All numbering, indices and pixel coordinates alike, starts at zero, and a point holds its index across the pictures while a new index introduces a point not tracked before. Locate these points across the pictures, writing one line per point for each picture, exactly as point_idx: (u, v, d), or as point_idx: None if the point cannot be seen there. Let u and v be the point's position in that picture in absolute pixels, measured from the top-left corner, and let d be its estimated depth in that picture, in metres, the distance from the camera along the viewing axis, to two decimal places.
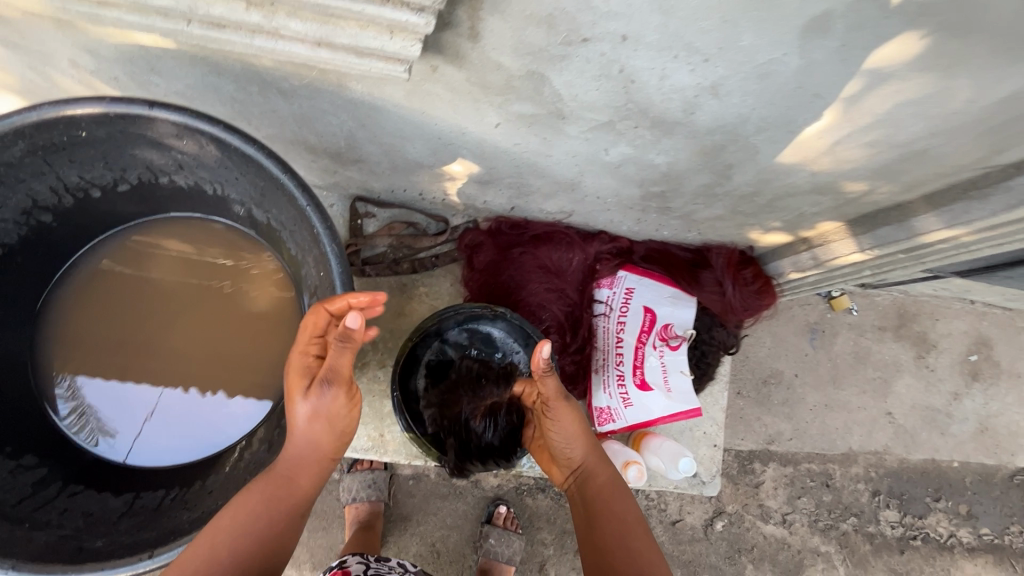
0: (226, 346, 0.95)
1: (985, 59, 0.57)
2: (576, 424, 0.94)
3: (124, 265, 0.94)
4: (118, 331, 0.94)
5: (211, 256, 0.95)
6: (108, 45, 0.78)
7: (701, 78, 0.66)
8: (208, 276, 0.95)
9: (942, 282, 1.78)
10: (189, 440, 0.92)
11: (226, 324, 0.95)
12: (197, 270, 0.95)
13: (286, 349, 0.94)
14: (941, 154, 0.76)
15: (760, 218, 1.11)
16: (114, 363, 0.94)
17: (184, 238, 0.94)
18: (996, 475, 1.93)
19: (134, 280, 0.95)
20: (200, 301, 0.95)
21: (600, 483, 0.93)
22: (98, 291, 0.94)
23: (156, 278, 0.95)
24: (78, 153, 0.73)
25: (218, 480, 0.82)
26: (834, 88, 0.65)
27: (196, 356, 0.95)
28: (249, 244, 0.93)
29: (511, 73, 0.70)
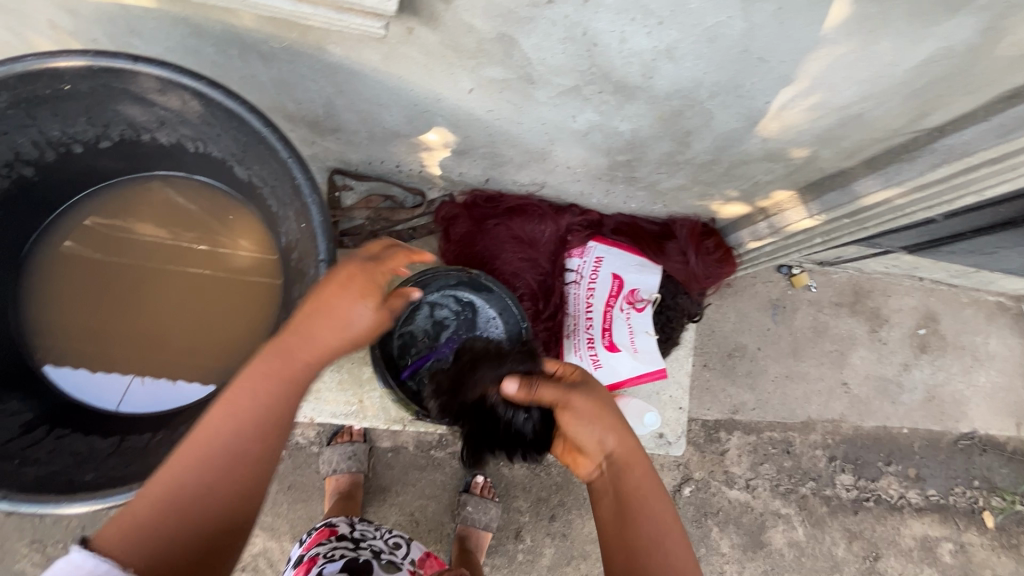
0: (206, 315, 0.96)
1: (902, 23, 0.64)
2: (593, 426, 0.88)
3: (100, 252, 0.95)
4: (96, 314, 0.95)
5: (185, 235, 0.97)
6: (89, 5, 0.80)
7: (657, 41, 0.72)
8: (183, 253, 0.97)
9: (892, 259, 1.90)
10: (177, 393, 0.92)
11: (204, 297, 0.96)
12: (172, 250, 0.97)
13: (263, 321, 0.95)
14: (874, 118, 0.84)
15: (720, 188, 1.18)
16: (93, 349, 0.94)
17: (158, 218, 0.96)
18: (942, 440, 2.07)
19: (110, 266, 0.96)
20: (173, 278, 0.97)
21: (633, 480, 0.87)
22: (77, 278, 0.95)
23: (131, 261, 0.96)
24: (62, 106, 0.75)
25: None
26: (775, 52, 0.71)
27: (177, 326, 0.95)
28: (228, 211, 0.95)
29: (482, 36, 0.75)
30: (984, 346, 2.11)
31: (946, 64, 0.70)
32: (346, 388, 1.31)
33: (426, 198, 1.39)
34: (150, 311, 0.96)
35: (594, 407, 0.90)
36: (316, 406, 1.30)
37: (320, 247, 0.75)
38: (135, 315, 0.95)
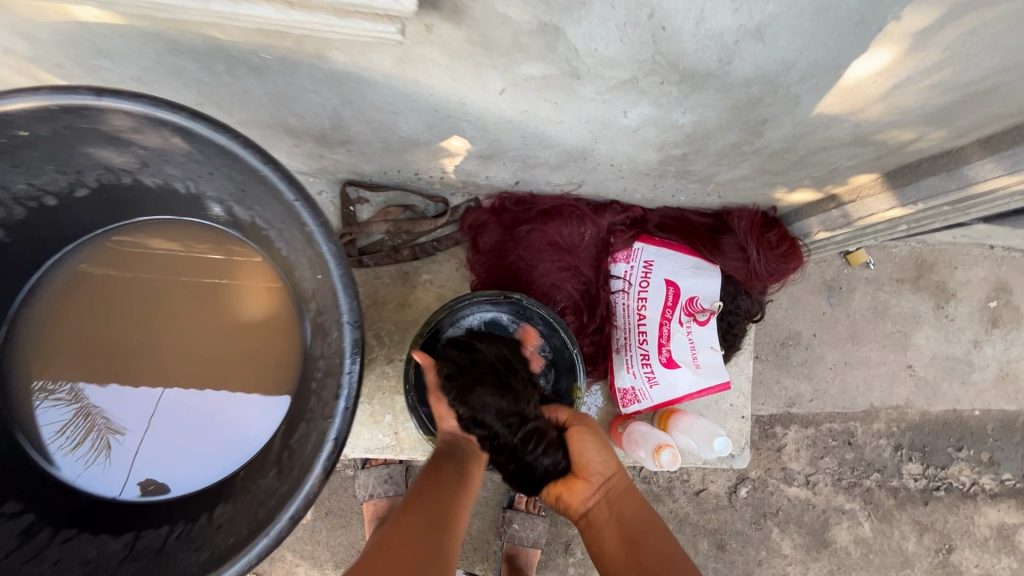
0: (211, 354, 0.82)
1: None
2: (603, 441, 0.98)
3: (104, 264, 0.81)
4: (101, 343, 0.82)
5: (199, 255, 0.81)
6: (47, 27, 0.67)
7: (744, 18, 0.56)
8: (192, 275, 0.82)
9: (963, 229, 1.71)
10: (217, 438, 0.79)
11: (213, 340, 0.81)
12: (179, 274, 0.82)
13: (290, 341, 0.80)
14: (1010, 91, 0.67)
15: (789, 176, 1.02)
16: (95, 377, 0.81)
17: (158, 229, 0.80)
18: (1017, 421, 1.91)
19: (115, 280, 0.82)
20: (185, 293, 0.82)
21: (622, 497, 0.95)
22: (79, 299, 0.81)
23: (139, 276, 0.82)
24: (21, 155, 0.62)
25: (224, 513, 0.66)
26: (902, 20, 0.55)
27: (183, 365, 0.81)
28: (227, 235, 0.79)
29: (519, 27, 0.60)
30: None
31: None
32: (379, 419, 1.21)
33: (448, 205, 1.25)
34: (157, 344, 0.82)
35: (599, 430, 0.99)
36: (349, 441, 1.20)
37: (343, 308, 0.60)
38: (140, 347, 0.82)
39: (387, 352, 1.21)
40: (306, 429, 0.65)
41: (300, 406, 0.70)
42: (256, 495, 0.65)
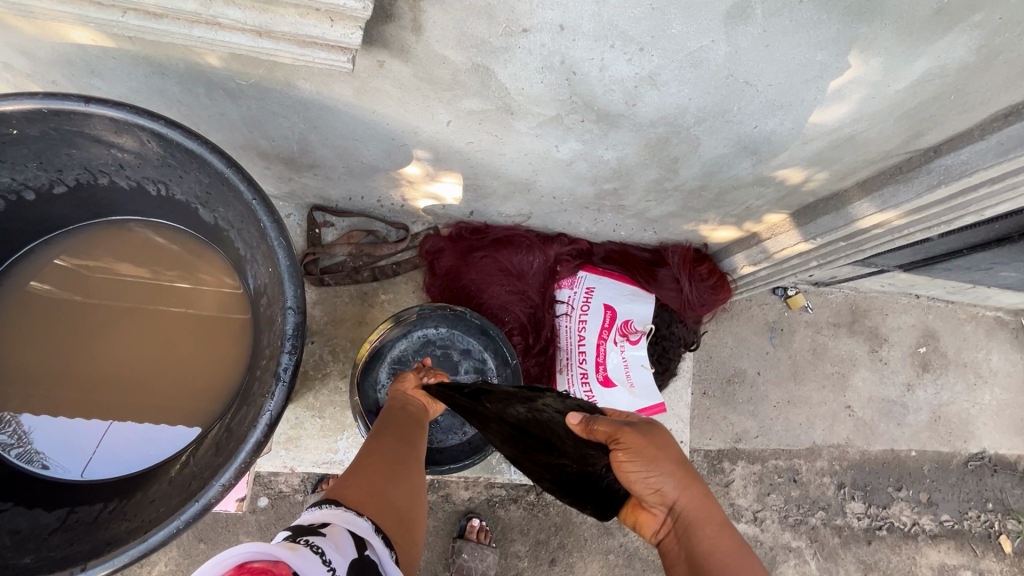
0: (167, 378, 0.86)
1: (893, 43, 0.61)
2: (663, 461, 0.77)
3: (79, 259, 0.87)
4: (63, 361, 0.85)
5: (163, 283, 0.88)
6: (44, 45, 0.75)
7: (639, 68, 0.69)
8: (153, 306, 0.88)
9: (888, 278, 1.88)
10: (130, 453, 0.82)
11: (189, 360, 0.86)
12: (158, 297, 0.88)
13: (227, 354, 0.86)
14: (868, 140, 0.81)
15: (709, 213, 1.15)
16: (42, 404, 0.84)
17: (127, 258, 0.88)
18: (952, 462, 2.02)
19: (83, 310, 0.87)
20: (133, 317, 0.87)
21: (700, 525, 0.76)
22: (45, 324, 0.86)
23: (108, 307, 0.87)
24: (10, 151, 0.69)
25: (162, 488, 0.69)
26: (761, 76, 0.68)
27: (129, 387, 0.85)
28: (193, 262, 0.88)
29: (456, 67, 0.71)
30: (986, 362, 2.12)
31: (942, 82, 0.66)
32: (330, 433, 1.24)
33: (410, 231, 1.33)
34: (95, 373, 0.85)
35: (654, 448, 0.77)
36: (297, 455, 1.23)
37: (287, 296, 0.68)
38: (91, 360, 0.85)
39: (341, 367, 1.26)
40: (244, 413, 0.69)
41: (241, 393, 0.74)
42: (193, 472, 0.68)
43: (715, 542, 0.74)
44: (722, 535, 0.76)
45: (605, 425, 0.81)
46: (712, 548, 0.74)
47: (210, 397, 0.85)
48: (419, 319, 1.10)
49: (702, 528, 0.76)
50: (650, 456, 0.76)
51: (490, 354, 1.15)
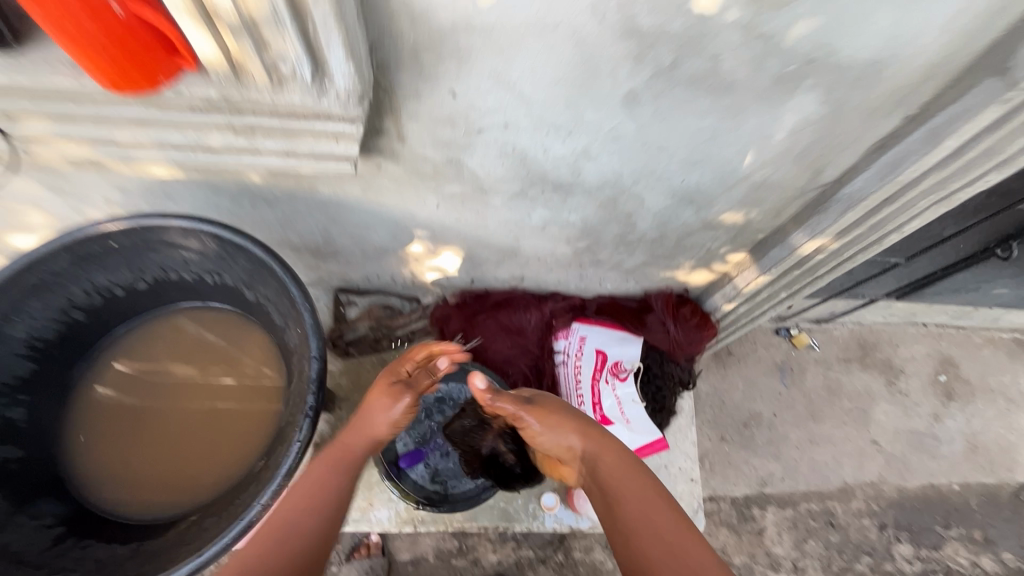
0: (223, 433, 1.05)
1: (759, 107, 0.78)
2: (558, 419, 0.93)
3: (153, 341, 1.09)
4: (140, 425, 1.05)
5: (216, 355, 1.09)
6: (135, 182, 1.01)
7: (572, 146, 0.88)
8: (208, 374, 1.08)
9: (886, 308, 1.94)
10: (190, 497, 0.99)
11: (225, 436, 1.04)
12: (213, 367, 1.08)
13: (268, 409, 1.04)
14: (781, 180, 0.96)
15: (678, 259, 1.30)
16: (117, 462, 1.03)
17: (190, 337, 1.09)
18: (1002, 494, 1.92)
19: (155, 382, 1.07)
20: (194, 385, 1.07)
21: (608, 467, 0.89)
22: (125, 395, 1.06)
23: (174, 378, 1.08)
24: (109, 259, 0.92)
25: (215, 518, 0.83)
26: (669, 141, 0.87)
27: (192, 441, 1.04)
28: (241, 336, 1.08)
29: (435, 162, 0.93)
30: (1014, 385, 2.08)
31: (814, 129, 0.83)
32: (358, 492, 1.36)
33: (421, 303, 1.53)
34: (160, 435, 1.05)
35: (546, 413, 0.93)
36: None
37: (313, 347, 0.86)
38: (162, 423, 1.05)
39: None
40: (280, 447, 0.85)
41: (278, 434, 0.90)
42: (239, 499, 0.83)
43: (620, 477, 0.88)
44: (616, 452, 0.91)
45: (499, 395, 0.94)
46: (614, 471, 0.89)
47: (242, 465, 1.01)
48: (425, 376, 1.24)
49: (605, 459, 0.90)
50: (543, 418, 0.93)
51: None
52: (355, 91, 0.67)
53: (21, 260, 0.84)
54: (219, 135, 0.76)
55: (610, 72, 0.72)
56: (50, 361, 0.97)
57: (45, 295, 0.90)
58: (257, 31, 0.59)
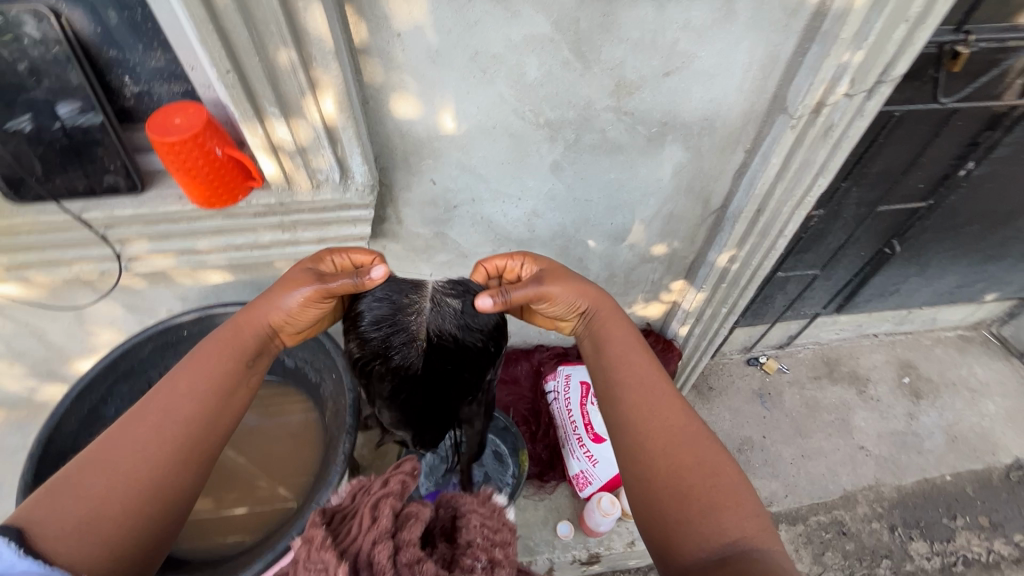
0: (273, 474, 1.24)
1: (645, 159, 1.13)
2: (573, 284, 0.93)
3: None
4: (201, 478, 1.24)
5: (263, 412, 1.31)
6: (194, 290, 1.29)
7: (523, 209, 1.21)
8: (258, 429, 1.29)
9: (834, 324, 2.21)
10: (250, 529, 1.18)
11: (276, 473, 1.25)
12: (262, 421, 1.30)
13: (311, 451, 1.25)
14: (683, 211, 1.29)
15: (632, 294, 1.59)
16: None
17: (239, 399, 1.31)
18: (993, 478, 2.03)
19: None
20: (246, 438, 1.28)
21: (606, 320, 0.95)
22: None
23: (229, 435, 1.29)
24: (181, 347, 1.17)
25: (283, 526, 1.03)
26: (591, 194, 1.20)
27: (248, 484, 1.24)
28: (283, 397, 1.31)
29: (426, 237, 1.24)
30: (973, 376, 2.28)
31: (690, 169, 1.17)
32: None
33: None
34: (220, 482, 1.24)
35: (565, 283, 0.92)
36: None
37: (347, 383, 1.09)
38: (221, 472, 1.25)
39: None
40: (329, 463, 1.06)
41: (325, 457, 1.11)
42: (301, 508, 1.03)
43: (616, 329, 0.94)
44: (611, 312, 0.97)
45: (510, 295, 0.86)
46: (613, 324, 0.94)
47: (293, 497, 1.21)
48: None
49: (605, 314, 0.95)
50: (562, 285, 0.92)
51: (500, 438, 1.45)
52: (368, 183, 1.00)
53: (118, 349, 1.09)
54: (271, 234, 1.08)
55: (537, 150, 1.07)
56: None
57: (132, 380, 1.13)
58: (304, 153, 0.93)
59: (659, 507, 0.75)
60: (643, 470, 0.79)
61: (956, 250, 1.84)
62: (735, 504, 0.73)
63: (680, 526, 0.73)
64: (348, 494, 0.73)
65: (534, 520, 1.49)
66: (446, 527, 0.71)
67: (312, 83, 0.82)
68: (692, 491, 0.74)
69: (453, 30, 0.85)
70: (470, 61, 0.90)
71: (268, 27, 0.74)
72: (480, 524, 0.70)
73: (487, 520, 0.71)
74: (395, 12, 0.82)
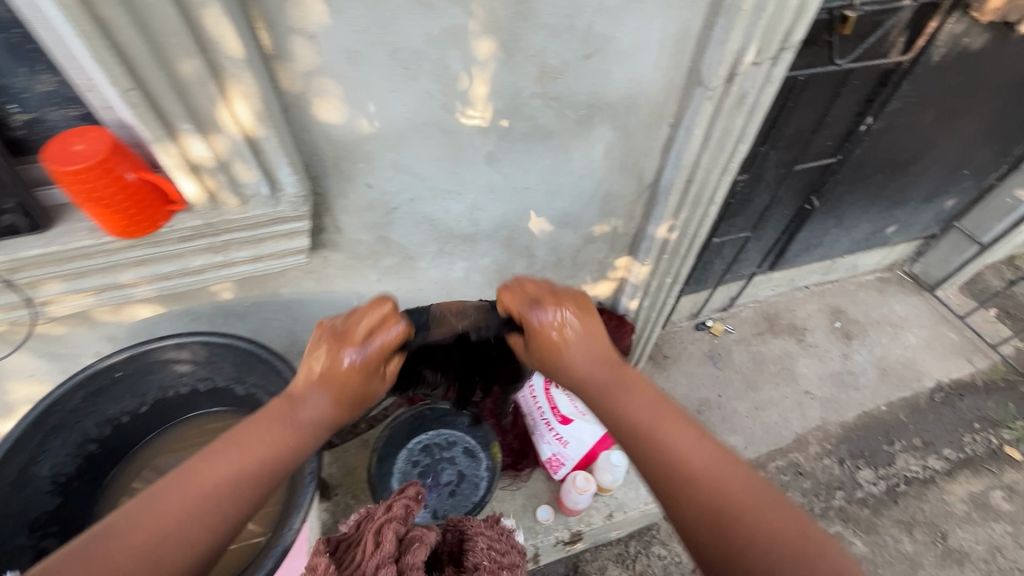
0: None
1: (578, 142, 1.16)
2: (571, 341, 0.84)
3: (164, 447, 1.24)
4: None
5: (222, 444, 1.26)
6: (123, 329, 1.20)
7: (464, 203, 1.21)
8: None
9: (770, 282, 2.35)
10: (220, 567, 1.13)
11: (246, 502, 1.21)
12: None
13: None
14: (619, 189, 1.33)
15: (581, 276, 1.62)
16: None
17: (194, 433, 1.26)
18: (921, 401, 2.24)
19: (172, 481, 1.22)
20: None
21: (593, 350, 0.85)
22: None
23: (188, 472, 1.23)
24: (115, 391, 1.09)
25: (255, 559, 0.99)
26: (529, 181, 1.21)
27: None
28: (240, 426, 1.26)
29: (368, 242, 1.22)
30: (893, 313, 2.50)
31: (620, 146, 1.20)
32: None
33: None
34: None
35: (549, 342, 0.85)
36: None
37: None
38: None
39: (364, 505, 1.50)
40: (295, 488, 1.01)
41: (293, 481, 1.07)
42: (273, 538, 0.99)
43: (598, 349, 0.85)
44: (595, 340, 0.86)
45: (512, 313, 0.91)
46: (591, 355, 0.84)
47: (266, 523, 1.18)
48: (403, 426, 1.44)
49: (589, 339, 0.85)
50: (550, 344, 0.85)
51: (469, 434, 1.45)
52: (300, 194, 0.96)
53: (43, 403, 0.99)
54: (202, 257, 1.02)
55: (470, 143, 1.07)
56: (71, 496, 1.12)
57: (64, 433, 1.05)
58: (226, 167, 0.88)
59: (722, 571, 0.67)
60: (688, 530, 0.70)
61: (866, 199, 2.00)
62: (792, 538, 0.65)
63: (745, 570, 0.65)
64: (355, 522, 0.94)
65: (513, 509, 1.50)
66: (454, 551, 0.98)
67: (223, 94, 0.78)
68: (754, 547, 0.65)
69: (369, 29, 0.83)
70: (391, 58, 0.88)
71: (167, 39, 0.69)
72: (484, 548, 0.94)
73: (491, 544, 0.96)
74: (305, 15, 0.79)
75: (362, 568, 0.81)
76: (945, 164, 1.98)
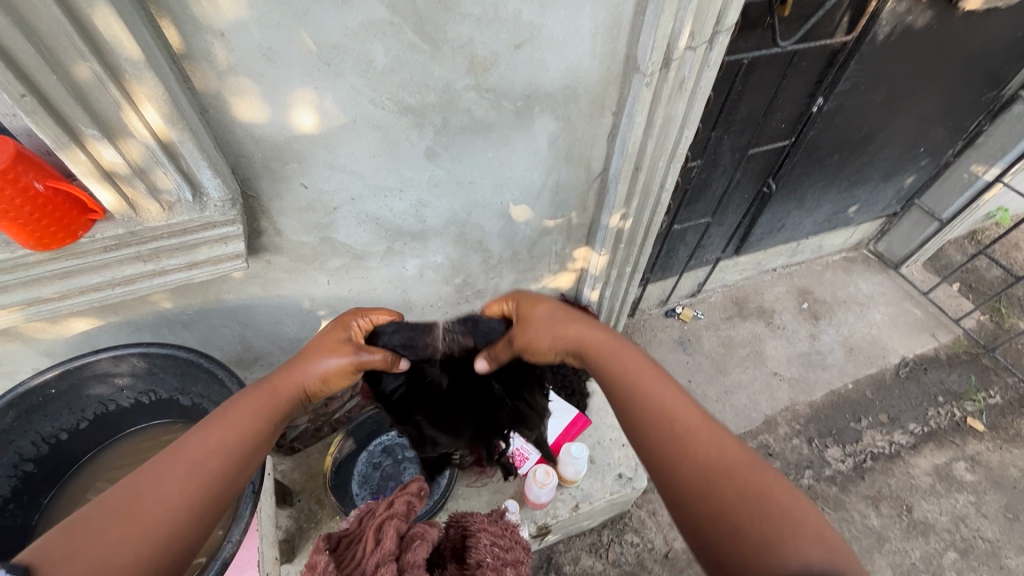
0: None
1: (519, 134, 1.14)
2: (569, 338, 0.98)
3: (118, 462, 1.23)
4: None
5: None
6: (60, 344, 1.16)
7: (408, 201, 1.19)
8: None
9: (736, 266, 2.37)
10: None
11: None
12: None
13: None
14: (568, 180, 1.32)
15: (540, 269, 1.61)
16: None
17: (146, 445, 1.25)
18: (886, 377, 2.27)
19: None
20: None
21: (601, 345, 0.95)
22: None
23: None
24: (50, 407, 1.06)
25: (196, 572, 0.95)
26: (474, 176, 1.19)
27: None
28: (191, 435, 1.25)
29: (312, 244, 1.19)
30: (859, 292, 2.53)
31: (564, 136, 1.19)
32: None
33: None
34: None
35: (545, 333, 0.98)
36: None
37: None
38: None
39: (328, 509, 1.48)
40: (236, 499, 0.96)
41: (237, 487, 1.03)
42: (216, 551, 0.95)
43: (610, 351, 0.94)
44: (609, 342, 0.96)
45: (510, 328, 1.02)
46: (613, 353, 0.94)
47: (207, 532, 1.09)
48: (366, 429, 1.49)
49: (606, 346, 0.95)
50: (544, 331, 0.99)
51: None
52: (227, 197, 0.94)
53: None
54: (132, 266, 0.99)
55: (406, 139, 1.05)
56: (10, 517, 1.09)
57: None
58: (144, 174, 0.86)
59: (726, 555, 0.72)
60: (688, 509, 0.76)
61: (825, 180, 2.01)
62: (797, 516, 0.71)
63: (751, 553, 0.69)
64: (355, 518, 0.81)
65: (479, 505, 1.49)
66: (456, 547, 0.81)
67: (128, 96, 0.74)
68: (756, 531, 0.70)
69: (283, 24, 0.80)
70: (310, 55, 0.85)
71: (57, 40, 0.66)
72: (488, 544, 0.79)
73: (495, 541, 0.80)
74: (211, 12, 0.75)
75: (361, 567, 0.68)
76: (901, 143, 1.99)
